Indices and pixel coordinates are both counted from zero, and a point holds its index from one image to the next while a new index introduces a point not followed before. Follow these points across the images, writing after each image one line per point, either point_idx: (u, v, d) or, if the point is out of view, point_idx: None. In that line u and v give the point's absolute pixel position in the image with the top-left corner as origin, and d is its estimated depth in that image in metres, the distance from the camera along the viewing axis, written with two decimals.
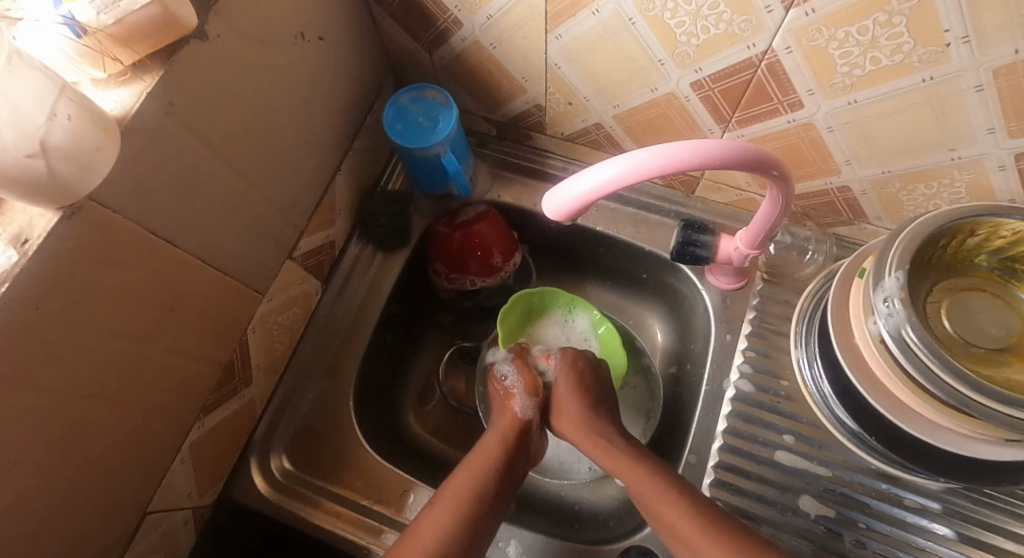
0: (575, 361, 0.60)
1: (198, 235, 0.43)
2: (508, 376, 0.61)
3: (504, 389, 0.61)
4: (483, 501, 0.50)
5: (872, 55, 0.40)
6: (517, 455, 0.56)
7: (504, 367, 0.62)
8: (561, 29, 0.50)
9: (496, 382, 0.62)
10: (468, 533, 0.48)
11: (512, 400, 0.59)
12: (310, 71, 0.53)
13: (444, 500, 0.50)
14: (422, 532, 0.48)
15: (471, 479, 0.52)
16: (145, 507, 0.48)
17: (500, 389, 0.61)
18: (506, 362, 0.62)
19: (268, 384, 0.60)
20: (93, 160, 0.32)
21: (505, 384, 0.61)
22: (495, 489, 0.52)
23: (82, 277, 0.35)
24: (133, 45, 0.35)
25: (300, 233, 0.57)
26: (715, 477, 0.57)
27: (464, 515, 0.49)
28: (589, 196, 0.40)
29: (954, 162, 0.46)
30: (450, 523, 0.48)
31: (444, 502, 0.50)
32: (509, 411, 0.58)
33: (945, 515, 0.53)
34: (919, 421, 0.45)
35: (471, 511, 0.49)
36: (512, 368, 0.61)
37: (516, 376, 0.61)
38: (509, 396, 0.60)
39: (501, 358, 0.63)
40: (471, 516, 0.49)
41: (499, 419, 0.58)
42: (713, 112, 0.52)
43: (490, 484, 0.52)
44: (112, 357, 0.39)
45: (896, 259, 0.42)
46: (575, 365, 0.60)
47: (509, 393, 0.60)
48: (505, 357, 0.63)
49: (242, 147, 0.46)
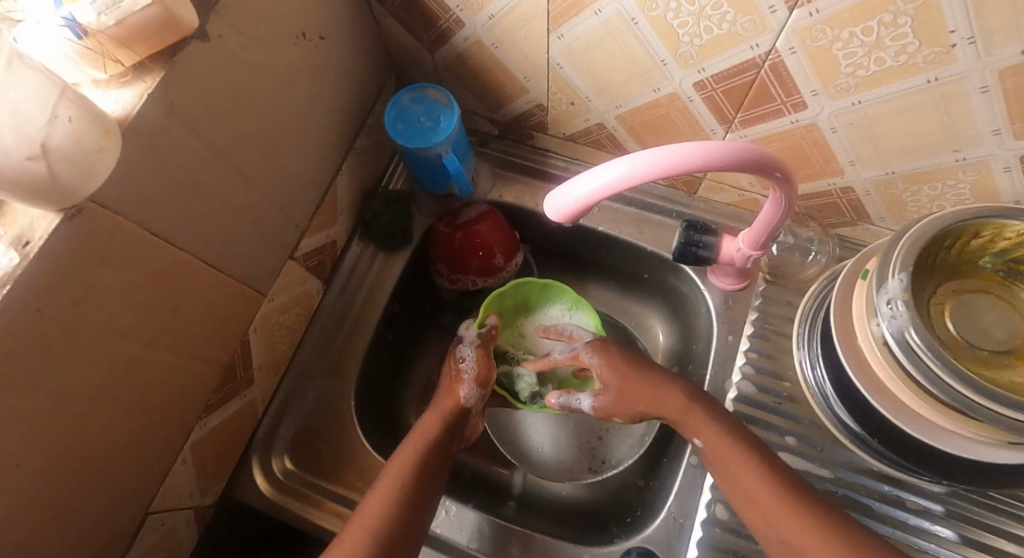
0: (608, 346, 0.59)
1: (200, 236, 0.43)
2: (466, 360, 0.61)
3: (458, 372, 0.60)
4: (420, 480, 0.52)
5: (877, 55, 0.40)
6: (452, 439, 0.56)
7: (464, 350, 0.61)
8: (563, 29, 0.50)
9: (453, 364, 0.61)
10: (408, 511, 0.49)
11: (461, 384, 0.59)
12: (311, 71, 0.52)
13: (388, 477, 0.51)
14: (367, 508, 0.49)
15: (410, 458, 0.53)
16: (147, 507, 0.48)
17: (453, 371, 0.60)
18: (469, 348, 0.61)
19: (270, 384, 0.60)
20: (94, 162, 0.32)
21: (460, 366, 0.60)
22: (429, 469, 0.53)
23: (84, 279, 0.35)
24: (133, 47, 0.34)
25: (302, 233, 0.57)
26: None
27: (404, 493, 0.50)
28: (591, 199, 0.40)
29: (959, 163, 0.46)
30: (391, 500, 0.49)
31: (387, 479, 0.51)
32: (454, 394, 0.58)
33: (947, 517, 0.53)
34: (922, 424, 0.45)
35: (409, 489, 0.51)
36: (473, 352, 0.61)
37: (472, 360, 0.60)
38: (458, 378, 0.59)
39: (464, 342, 0.62)
40: (411, 495, 0.50)
41: (443, 400, 0.58)
42: (716, 112, 0.52)
43: (426, 465, 0.53)
44: (114, 359, 0.39)
45: (899, 261, 0.42)
46: (608, 349, 0.59)
47: (460, 376, 0.59)
48: (468, 341, 0.62)
49: (243, 147, 0.46)
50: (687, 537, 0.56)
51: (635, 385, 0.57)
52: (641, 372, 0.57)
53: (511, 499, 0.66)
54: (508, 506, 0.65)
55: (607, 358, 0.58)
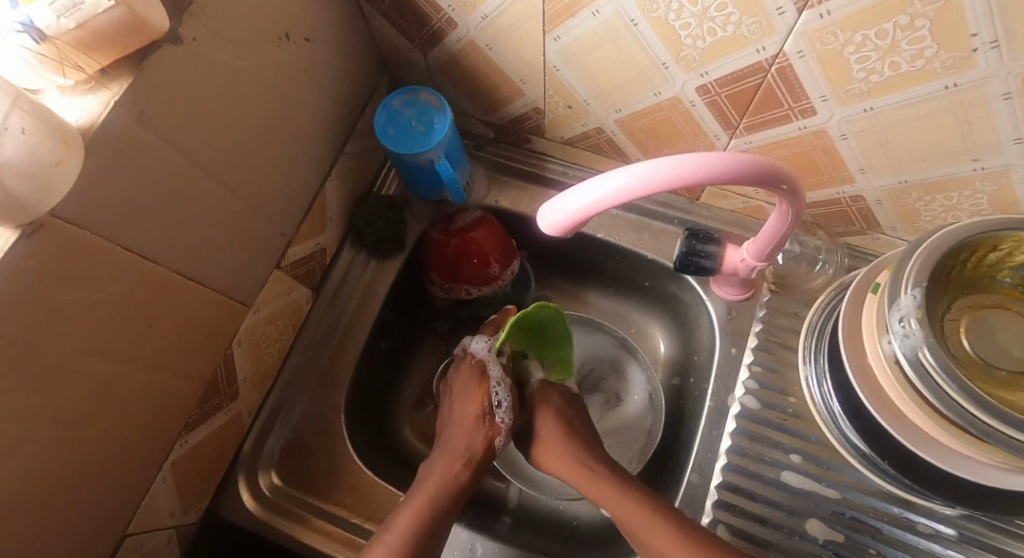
0: (552, 397, 0.61)
1: (176, 248, 0.41)
2: (501, 406, 0.59)
3: (492, 416, 0.58)
4: (432, 531, 0.50)
5: (892, 60, 0.38)
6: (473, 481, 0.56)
7: (499, 393, 0.59)
8: (560, 30, 0.48)
9: (486, 403, 0.58)
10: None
11: (496, 433, 0.58)
12: (296, 74, 0.50)
13: (398, 527, 0.50)
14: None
15: (426, 506, 0.51)
16: (124, 529, 0.46)
17: (486, 413, 0.58)
18: (506, 391, 0.59)
19: (257, 397, 0.58)
20: (52, 176, 0.30)
21: (496, 412, 0.59)
22: (443, 519, 0.52)
23: (45, 299, 0.33)
24: (95, 52, 0.32)
25: (289, 242, 0.55)
26: (718, 501, 0.55)
27: (416, 546, 0.49)
28: (587, 211, 0.38)
29: (976, 172, 0.43)
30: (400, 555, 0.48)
31: (396, 530, 0.50)
32: (487, 440, 0.58)
33: (960, 542, 0.50)
34: (936, 448, 0.43)
35: (420, 540, 0.49)
36: (509, 398, 0.59)
37: (509, 409, 0.59)
38: (493, 425, 0.58)
39: (496, 381, 0.59)
40: (419, 546, 0.49)
41: (470, 444, 0.57)
42: (720, 117, 0.49)
43: (442, 513, 0.52)
44: (84, 379, 0.38)
45: (913, 276, 0.39)
46: (551, 399, 0.61)
47: (495, 423, 0.58)
48: (501, 381, 0.59)
49: (222, 155, 0.44)
50: None
51: (553, 450, 0.58)
52: (569, 445, 0.58)
53: (505, 514, 0.64)
54: (502, 522, 0.62)
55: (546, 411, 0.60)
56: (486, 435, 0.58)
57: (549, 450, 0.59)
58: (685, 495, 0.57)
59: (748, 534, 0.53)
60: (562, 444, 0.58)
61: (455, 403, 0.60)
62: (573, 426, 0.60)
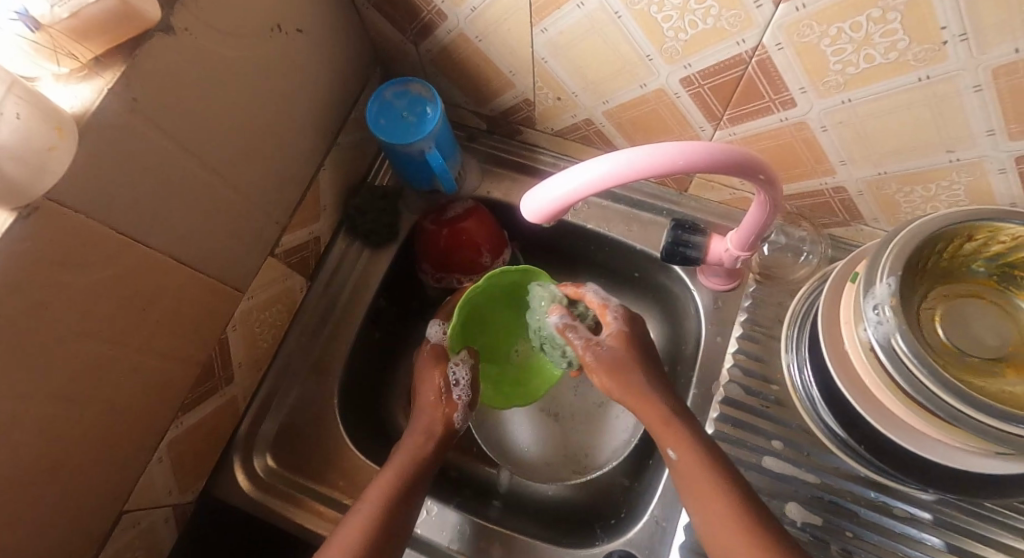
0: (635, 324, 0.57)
1: (170, 234, 0.43)
2: (460, 385, 0.59)
3: (449, 394, 0.58)
4: (401, 500, 0.51)
5: (866, 52, 0.38)
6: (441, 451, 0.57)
7: (457, 372, 0.59)
8: (546, 22, 0.49)
9: (443, 383, 0.58)
10: (385, 536, 0.49)
11: (452, 409, 0.57)
12: (288, 65, 0.51)
13: (370, 499, 0.51)
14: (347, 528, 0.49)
15: (397, 478, 0.52)
16: (121, 506, 0.48)
17: (444, 391, 0.58)
18: (462, 368, 0.59)
19: (251, 381, 0.60)
20: (45, 161, 0.31)
21: (451, 391, 0.58)
22: (411, 494, 0.52)
23: (40, 281, 0.34)
24: (88, 42, 0.33)
25: (282, 230, 0.56)
26: (716, 428, 0.58)
27: (385, 515, 0.50)
28: (566, 200, 0.39)
29: (953, 163, 0.44)
30: (371, 525, 0.49)
31: (370, 499, 0.51)
32: (447, 420, 0.57)
33: (936, 526, 0.52)
34: (909, 433, 0.44)
35: (391, 510, 0.50)
36: (468, 377, 0.59)
37: (467, 386, 0.59)
38: (450, 402, 0.58)
39: (455, 361, 0.60)
40: (388, 516, 0.50)
41: (432, 424, 0.57)
42: (704, 109, 0.50)
43: (410, 485, 0.52)
44: (80, 359, 0.39)
45: (888, 264, 0.40)
46: (633, 324, 0.57)
47: (451, 399, 0.58)
48: (461, 361, 0.60)
49: (215, 143, 0.45)
50: (670, 540, 0.55)
51: (628, 373, 0.54)
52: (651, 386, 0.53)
53: (495, 497, 0.66)
54: (492, 506, 0.64)
55: (629, 332, 0.56)
56: (444, 413, 0.57)
57: (625, 373, 0.54)
58: (697, 399, 0.61)
59: (734, 457, 0.56)
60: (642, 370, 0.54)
61: (417, 383, 0.60)
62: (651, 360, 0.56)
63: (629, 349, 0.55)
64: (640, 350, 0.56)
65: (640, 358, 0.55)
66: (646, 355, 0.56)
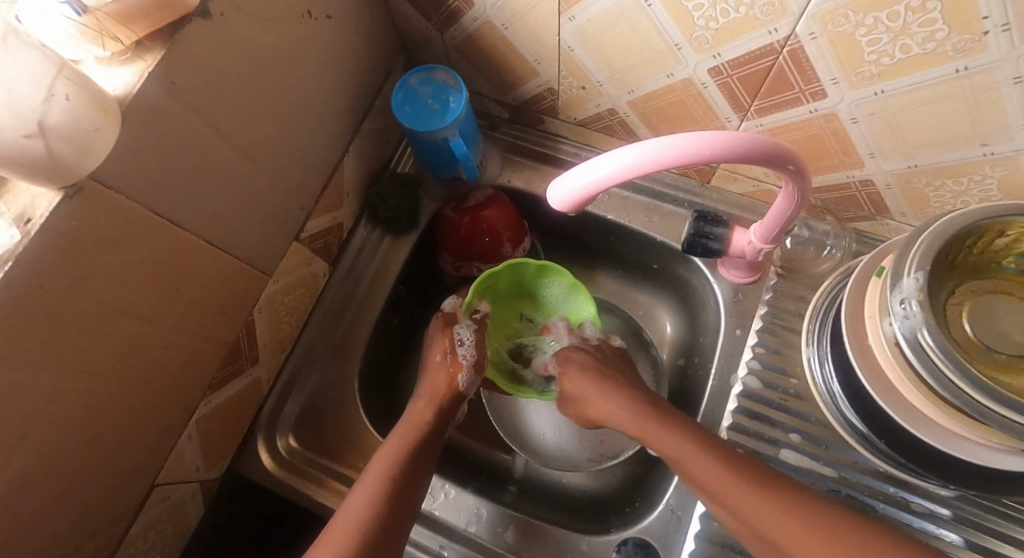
0: (573, 356, 0.59)
1: (203, 216, 0.43)
2: (466, 344, 0.60)
3: (454, 356, 0.60)
4: (409, 472, 0.52)
5: (902, 42, 0.38)
6: (442, 425, 0.57)
7: (462, 332, 0.61)
8: (575, 10, 0.49)
9: (449, 346, 0.60)
10: (395, 506, 0.49)
11: (457, 370, 0.59)
12: (317, 50, 0.52)
13: (375, 471, 0.51)
14: (355, 502, 0.49)
15: (400, 448, 0.53)
16: (153, 480, 0.49)
17: (449, 351, 0.60)
18: (467, 329, 0.61)
19: (275, 363, 0.61)
20: (92, 141, 0.33)
21: (456, 353, 0.60)
22: (413, 472, 0.52)
23: (85, 258, 0.35)
24: (132, 24, 0.34)
25: (307, 215, 0.57)
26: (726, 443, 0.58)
27: (391, 484, 0.50)
28: (583, 192, 0.39)
29: (986, 157, 0.43)
30: (377, 495, 0.49)
31: (374, 473, 0.51)
32: (449, 381, 0.59)
33: (955, 522, 0.51)
34: (933, 429, 0.43)
35: (397, 478, 0.51)
36: (473, 336, 0.61)
37: (473, 346, 0.60)
38: (455, 363, 0.60)
39: (461, 324, 0.61)
40: (395, 487, 0.50)
41: (437, 387, 0.59)
42: (731, 99, 0.50)
43: (416, 456, 0.53)
44: (118, 336, 0.40)
45: (917, 259, 0.39)
46: (574, 353, 0.60)
47: (457, 361, 0.60)
48: (466, 323, 0.61)
49: (247, 129, 0.46)
50: (685, 529, 0.56)
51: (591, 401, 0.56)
52: (621, 397, 0.55)
53: (510, 483, 0.67)
54: (507, 491, 0.65)
55: (566, 369, 0.59)
56: (449, 374, 0.59)
57: (588, 402, 0.57)
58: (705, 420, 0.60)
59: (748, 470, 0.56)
60: (597, 391, 0.56)
61: (428, 354, 0.62)
62: (606, 374, 0.57)
63: (580, 379, 0.57)
64: (586, 370, 0.58)
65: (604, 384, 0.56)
66: (593, 374, 0.57)
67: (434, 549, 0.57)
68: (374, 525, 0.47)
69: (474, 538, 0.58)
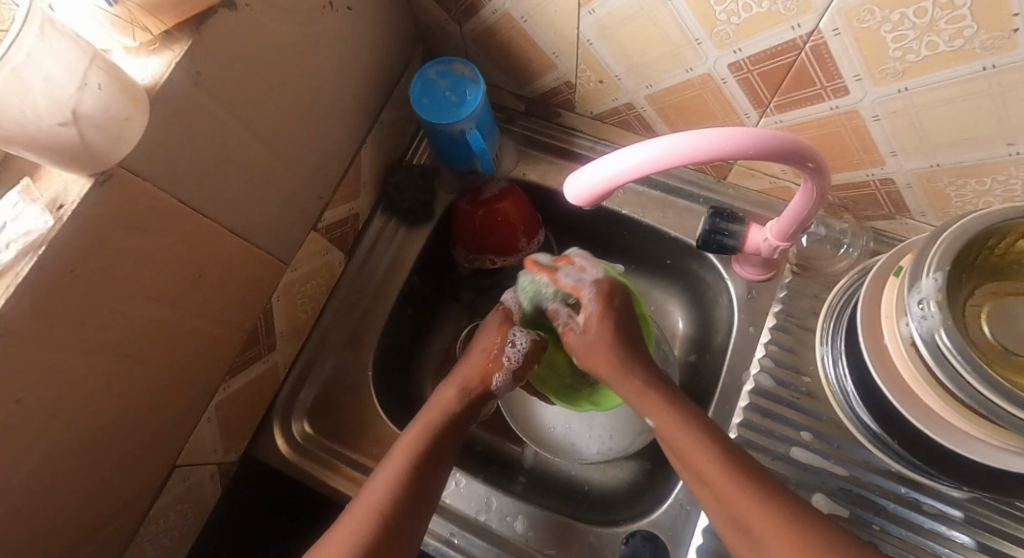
0: (614, 298, 0.53)
1: (225, 204, 0.44)
2: (517, 347, 0.57)
3: (500, 353, 0.57)
4: (429, 462, 0.51)
5: (929, 39, 0.38)
6: (463, 417, 0.55)
7: (518, 337, 0.58)
8: (595, 3, 0.48)
9: (501, 343, 0.57)
10: (413, 494, 0.49)
11: (497, 368, 0.57)
12: (336, 41, 0.52)
13: (395, 459, 0.51)
14: (369, 496, 0.48)
15: (420, 439, 0.52)
16: (174, 460, 0.51)
17: (497, 350, 0.57)
18: (524, 335, 0.58)
19: (291, 349, 0.62)
20: (122, 129, 0.34)
21: (503, 351, 0.57)
22: (431, 463, 0.51)
23: (114, 244, 0.36)
24: (160, 15, 0.35)
25: (325, 205, 0.57)
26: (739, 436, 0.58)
27: (409, 475, 0.49)
28: (602, 187, 0.39)
29: (1012, 157, 0.43)
30: (398, 482, 0.49)
31: (397, 459, 0.50)
32: (484, 375, 0.56)
33: (966, 524, 0.51)
34: (946, 430, 0.43)
35: (416, 470, 0.50)
36: (527, 346, 0.58)
37: (522, 353, 0.57)
38: (497, 362, 0.57)
39: (519, 328, 0.58)
40: (412, 479, 0.49)
41: (469, 377, 0.56)
42: (751, 95, 0.50)
43: (435, 449, 0.52)
44: (142, 321, 0.41)
45: (936, 259, 0.39)
46: (612, 302, 0.53)
47: (501, 360, 0.57)
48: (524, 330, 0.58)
49: (269, 120, 0.46)
50: (693, 524, 0.56)
51: (601, 353, 0.52)
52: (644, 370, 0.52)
53: (520, 473, 0.68)
54: (517, 481, 0.66)
55: (601, 312, 0.53)
56: (485, 370, 0.56)
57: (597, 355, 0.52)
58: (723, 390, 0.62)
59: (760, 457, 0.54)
60: (616, 353, 0.52)
61: (473, 345, 0.59)
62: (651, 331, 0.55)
63: (604, 332, 0.52)
64: (618, 333, 0.52)
65: (615, 338, 0.52)
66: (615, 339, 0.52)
67: (445, 537, 0.58)
68: (394, 510, 0.47)
69: (483, 526, 0.59)
